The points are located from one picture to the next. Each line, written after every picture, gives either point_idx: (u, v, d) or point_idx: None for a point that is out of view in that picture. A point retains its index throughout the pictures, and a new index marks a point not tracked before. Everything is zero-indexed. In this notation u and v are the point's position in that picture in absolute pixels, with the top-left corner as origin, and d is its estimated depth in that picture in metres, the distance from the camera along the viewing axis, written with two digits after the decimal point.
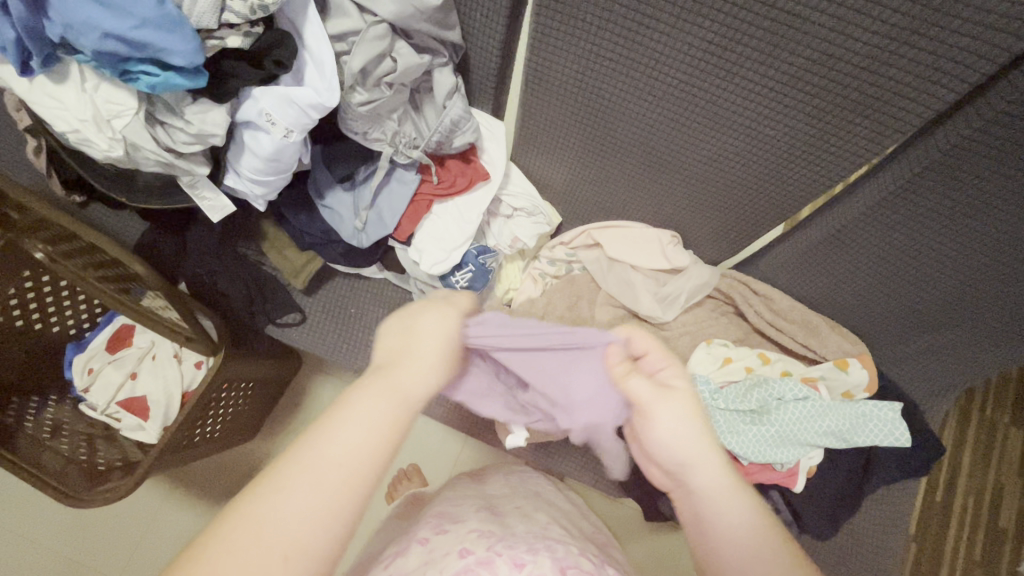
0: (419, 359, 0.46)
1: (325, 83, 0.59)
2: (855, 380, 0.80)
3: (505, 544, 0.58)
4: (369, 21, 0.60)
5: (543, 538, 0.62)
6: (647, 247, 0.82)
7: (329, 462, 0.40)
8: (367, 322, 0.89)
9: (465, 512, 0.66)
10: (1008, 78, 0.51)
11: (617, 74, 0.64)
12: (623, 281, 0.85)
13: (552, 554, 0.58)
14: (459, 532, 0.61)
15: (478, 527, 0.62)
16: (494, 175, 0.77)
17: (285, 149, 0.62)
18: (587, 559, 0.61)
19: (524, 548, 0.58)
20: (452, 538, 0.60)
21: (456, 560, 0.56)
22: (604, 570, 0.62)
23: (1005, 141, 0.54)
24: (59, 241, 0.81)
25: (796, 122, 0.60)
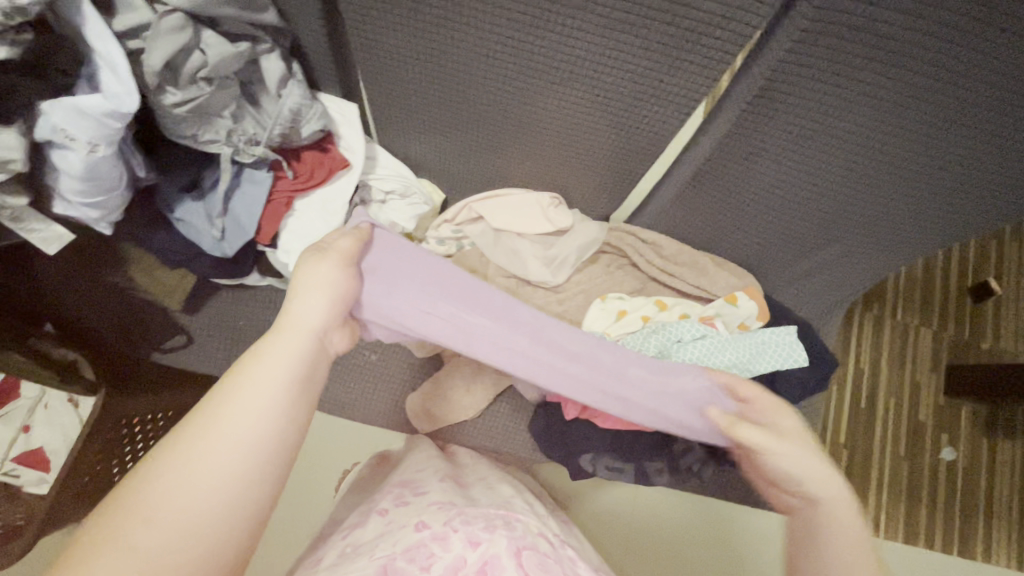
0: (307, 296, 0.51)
1: (122, 87, 0.53)
2: (745, 312, 0.82)
3: (463, 518, 0.57)
4: (160, 12, 0.54)
5: (504, 515, 0.61)
6: (533, 213, 0.81)
7: (239, 422, 0.43)
8: (259, 332, 0.85)
9: (429, 485, 0.67)
10: None
11: (448, 37, 0.61)
12: (512, 252, 0.82)
13: (508, 532, 0.57)
14: (420, 505, 0.61)
15: (439, 500, 0.62)
16: (354, 160, 0.74)
17: (99, 165, 0.56)
18: (545, 539, 0.60)
19: (481, 525, 0.57)
20: (413, 511, 0.60)
21: (411, 532, 0.55)
22: (562, 553, 0.59)
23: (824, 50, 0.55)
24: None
25: (632, 65, 0.60)
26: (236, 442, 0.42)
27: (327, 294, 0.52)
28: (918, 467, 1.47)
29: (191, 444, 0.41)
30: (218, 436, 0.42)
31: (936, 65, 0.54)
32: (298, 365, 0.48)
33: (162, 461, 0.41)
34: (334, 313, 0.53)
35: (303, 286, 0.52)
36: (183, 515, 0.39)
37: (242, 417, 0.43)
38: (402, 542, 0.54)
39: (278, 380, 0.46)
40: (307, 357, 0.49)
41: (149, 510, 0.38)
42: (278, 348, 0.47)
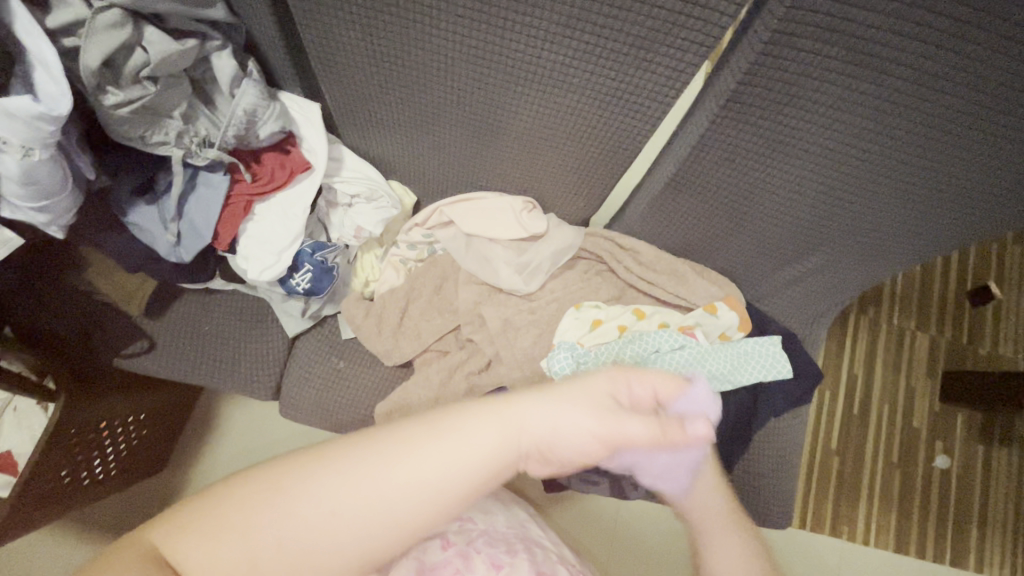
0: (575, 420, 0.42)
1: (54, 88, 0.51)
2: (725, 322, 0.79)
3: (485, 541, 0.60)
4: (95, 7, 0.51)
5: (523, 538, 0.64)
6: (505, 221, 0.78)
7: (358, 496, 0.37)
8: (224, 338, 0.83)
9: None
10: None
11: (404, 35, 0.58)
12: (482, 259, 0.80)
13: (528, 557, 0.60)
14: None
15: (461, 516, 0.63)
16: (317, 163, 0.71)
17: (36, 170, 0.54)
18: (564, 566, 0.62)
19: (503, 547, 0.60)
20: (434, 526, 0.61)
21: (438, 551, 0.58)
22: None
23: (801, 51, 0.51)
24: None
25: (596, 66, 0.57)
26: (428, 481, 0.38)
27: (575, 423, 0.42)
28: (911, 475, 1.44)
29: (303, 483, 0.37)
30: (406, 464, 0.38)
31: (917, 69, 0.51)
32: (469, 475, 0.39)
33: (300, 462, 0.38)
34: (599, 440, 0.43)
35: (560, 400, 0.42)
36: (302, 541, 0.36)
37: (462, 461, 0.39)
38: (430, 560, 0.57)
39: (422, 475, 0.38)
40: (602, 402, 0.43)
41: (266, 522, 0.36)
42: (469, 432, 0.40)
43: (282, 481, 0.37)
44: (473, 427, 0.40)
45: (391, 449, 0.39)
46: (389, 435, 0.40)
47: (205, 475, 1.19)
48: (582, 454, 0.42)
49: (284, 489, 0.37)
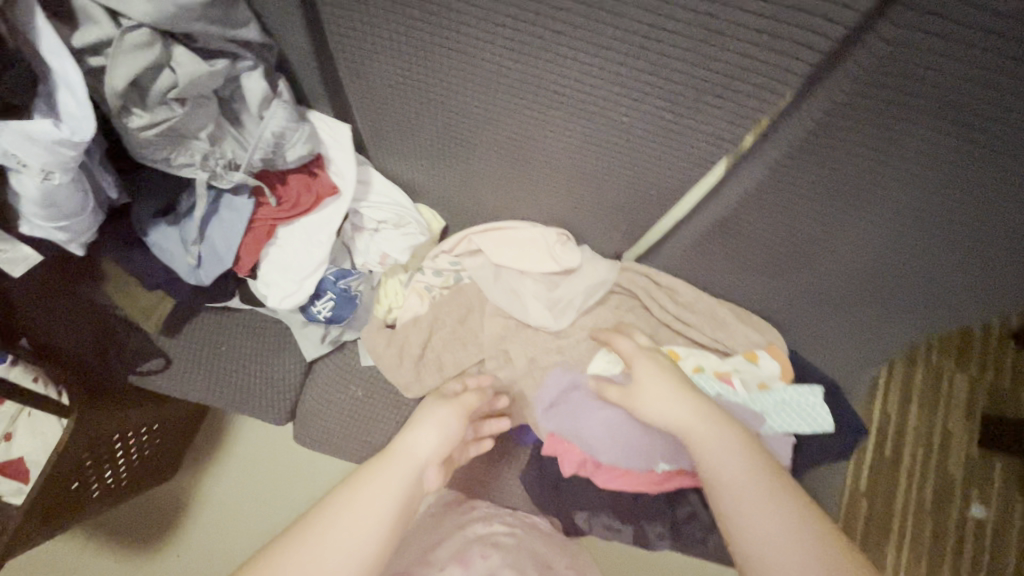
0: (425, 430, 0.64)
1: (78, 110, 0.48)
2: (766, 372, 0.75)
3: None
4: (124, 26, 0.48)
5: None
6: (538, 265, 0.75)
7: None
8: (240, 358, 0.80)
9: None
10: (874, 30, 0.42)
11: (441, 63, 0.55)
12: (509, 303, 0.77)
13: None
14: None
15: None
16: (345, 187, 0.67)
17: (56, 192, 0.52)
18: None
19: None
20: None
21: None
22: None
23: (881, 102, 0.46)
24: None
25: (649, 105, 0.53)
26: (341, 545, 0.54)
27: (433, 432, 0.64)
28: (944, 526, 1.36)
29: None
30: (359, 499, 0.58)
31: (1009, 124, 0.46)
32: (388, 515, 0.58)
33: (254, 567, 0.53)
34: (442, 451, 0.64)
35: (424, 419, 0.65)
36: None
37: (403, 466, 0.61)
38: None
39: (337, 541, 0.55)
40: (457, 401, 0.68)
41: None
42: (371, 494, 0.58)
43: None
44: (412, 445, 0.63)
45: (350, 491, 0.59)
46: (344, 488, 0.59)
47: (215, 485, 1.18)
48: (436, 455, 0.63)
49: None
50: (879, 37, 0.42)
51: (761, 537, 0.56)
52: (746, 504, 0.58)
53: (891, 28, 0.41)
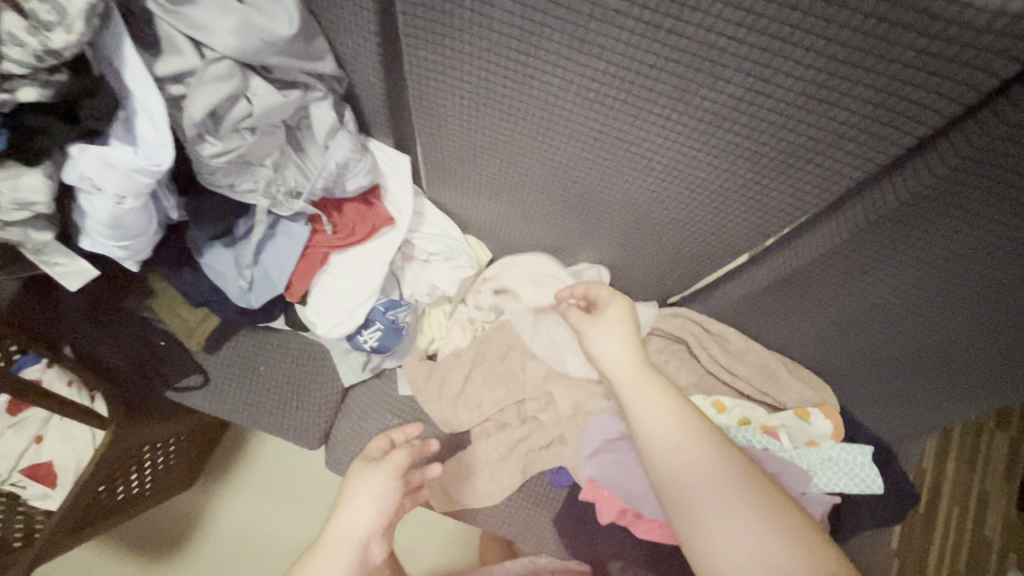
0: (356, 503, 0.62)
1: (158, 138, 0.48)
2: (817, 430, 0.72)
3: None
4: (208, 57, 0.48)
5: None
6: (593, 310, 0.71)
7: None
8: (277, 379, 0.79)
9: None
10: (988, 109, 0.40)
11: (514, 110, 0.54)
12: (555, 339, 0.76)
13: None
14: None
15: None
16: (401, 218, 0.68)
17: (125, 215, 0.52)
18: None
19: None
20: None
21: None
22: None
23: (982, 179, 0.44)
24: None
25: (731, 164, 0.51)
26: None
27: (369, 502, 0.62)
28: None
29: None
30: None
31: None
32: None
33: None
34: (380, 519, 0.62)
35: (353, 492, 0.63)
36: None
37: (345, 543, 0.60)
38: None
39: None
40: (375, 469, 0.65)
41: None
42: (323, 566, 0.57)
43: None
44: (352, 515, 0.61)
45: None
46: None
47: (233, 497, 1.18)
48: (371, 529, 0.61)
49: None
50: (998, 116, 0.39)
51: (676, 496, 0.57)
52: (695, 470, 0.57)
53: (1015, 111, 0.38)
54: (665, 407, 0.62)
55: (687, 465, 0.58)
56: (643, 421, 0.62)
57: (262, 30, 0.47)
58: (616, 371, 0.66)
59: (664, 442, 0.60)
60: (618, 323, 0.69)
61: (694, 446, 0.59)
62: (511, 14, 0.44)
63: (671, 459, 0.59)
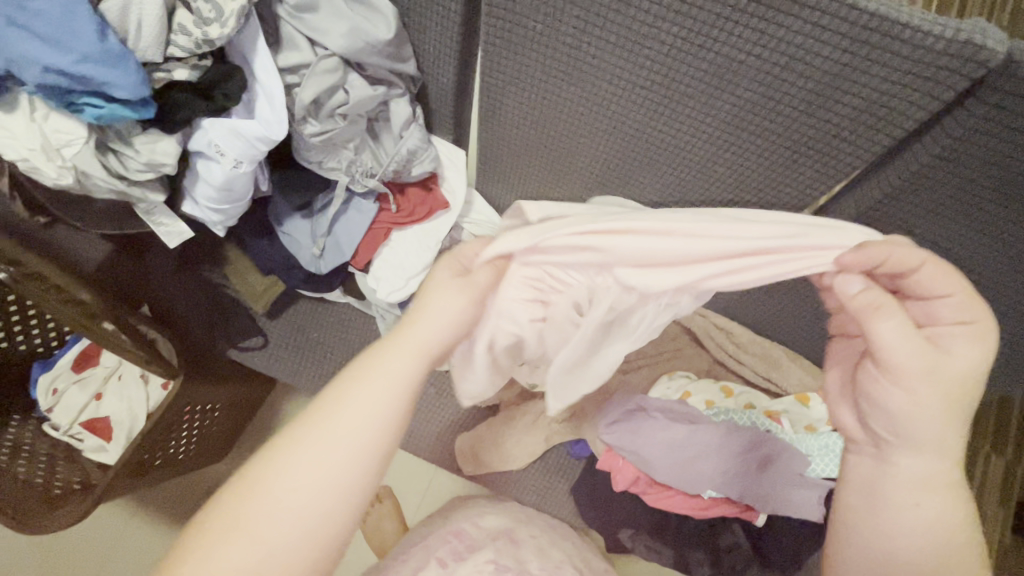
0: (434, 316, 0.47)
1: (275, 115, 0.59)
2: (815, 415, 0.80)
3: None
4: (320, 54, 0.60)
5: None
6: (611, 327, 0.55)
7: (299, 482, 0.40)
8: (328, 346, 0.88)
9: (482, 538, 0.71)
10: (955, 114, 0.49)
11: (565, 105, 0.64)
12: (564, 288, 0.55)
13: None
14: (476, 562, 0.66)
15: (495, 559, 0.66)
16: (454, 203, 0.78)
17: (236, 179, 0.62)
18: None
19: None
20: (470, 565, 0.65)
21: None
22: None
23: (956, 175, 0.53)
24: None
25: (749, 156, 0.60)
26: (343, 442, 0.41)
27: (445, 320, 0.47)
28: None
29: (269, 485, 0.40)
30: (329, 435, 0.41)
31: None
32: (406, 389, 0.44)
33: (252, 473, 0.41)
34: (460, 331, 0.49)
35: (430, 307, 0.47)
36: (271, 555, 0.39)
37: (377, 395, 0.43)
38: None
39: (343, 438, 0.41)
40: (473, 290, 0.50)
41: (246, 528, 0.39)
42: (386, 377, 0.44)
43: (235, 493, 0.40)
44: (395, 366, 0.44)
45: (308, 430, 0.42)
46: (302, 422, 0.42)
47: None
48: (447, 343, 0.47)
49: (236, 501, 0.40)
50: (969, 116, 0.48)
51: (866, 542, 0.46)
52: (915, 539, 0.45)
53: (977, 115, 0.48)
54: (932, 462, 0.45)
55: (906, 538, 0.45)
56: (896, 457, 0.46)
57: (367, 34, 0.59)
58: (909, 419, 0.44)
59: (901, 485, 0.46)
60: (937, 372, 0.43)
61: (928, 527, 0.45)
62: (576, 27, 0.55)
63: (900, 506, 0.45)
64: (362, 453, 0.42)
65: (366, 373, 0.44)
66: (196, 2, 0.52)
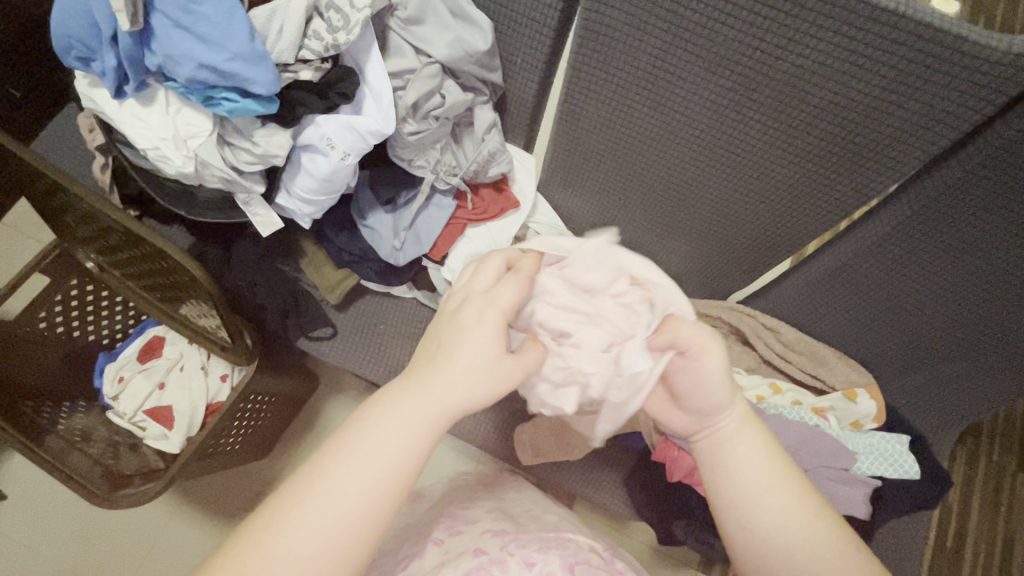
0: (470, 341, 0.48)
1: (382, 114, 0.66)
2: (863, 411, 0.85)
3: (518, 543, 0.54)
4: (424, 61, 0.67)
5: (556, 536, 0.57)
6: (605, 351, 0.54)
7: (347, 491, 0.42)
8: (393, 338, 0.93)
9: (477, 513, 0.62)
10: (1005, 118, 0.55)
11: (640, 114, 0.71)
12: (598, 319, 0.54)
13: (560, 551, 0.54)
14: (473, 533, 0.57)
15: (491, 527, 0.57)
16: (523, 203, 0.85)
17: (340, 171, 0.69)
18: (598, 555, 0.56)
19: (536, 547, 0.54)
20: (467, 538, 0.56)
21: (470, 559, 0.52)
22: (612, 567, 0.55)
23: (1007, 174, 0.58)
24: (98, 224, 0.79)
25: (808, 162, 0.67)
26: (384, 457, 0.43)
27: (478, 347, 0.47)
28: None
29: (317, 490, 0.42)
30: (323, 497, 0.41)
31: None
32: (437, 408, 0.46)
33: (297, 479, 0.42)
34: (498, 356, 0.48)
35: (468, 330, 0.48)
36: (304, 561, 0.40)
37: (382, 461, 0.43)
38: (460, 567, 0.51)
39: (390, 444, 0.44)
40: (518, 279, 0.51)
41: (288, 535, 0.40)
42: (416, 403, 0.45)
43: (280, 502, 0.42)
44: (423, 399, 0.46)
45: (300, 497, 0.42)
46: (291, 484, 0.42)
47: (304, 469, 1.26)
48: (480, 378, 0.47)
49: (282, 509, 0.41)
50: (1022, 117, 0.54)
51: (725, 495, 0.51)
52: (750, 483, 0.50)
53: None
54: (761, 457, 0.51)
55: (754, 496, 0.50)
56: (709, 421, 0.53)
57: (467, 45, 0.66)
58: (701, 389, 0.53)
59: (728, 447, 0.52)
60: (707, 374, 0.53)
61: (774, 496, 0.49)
62: (663, 40, 0.62)
63: (732, 460, 0.51)
64: (359, 509, 0.42)
65: (370, 437, 0.44)
66: (328, 13, 0.60)
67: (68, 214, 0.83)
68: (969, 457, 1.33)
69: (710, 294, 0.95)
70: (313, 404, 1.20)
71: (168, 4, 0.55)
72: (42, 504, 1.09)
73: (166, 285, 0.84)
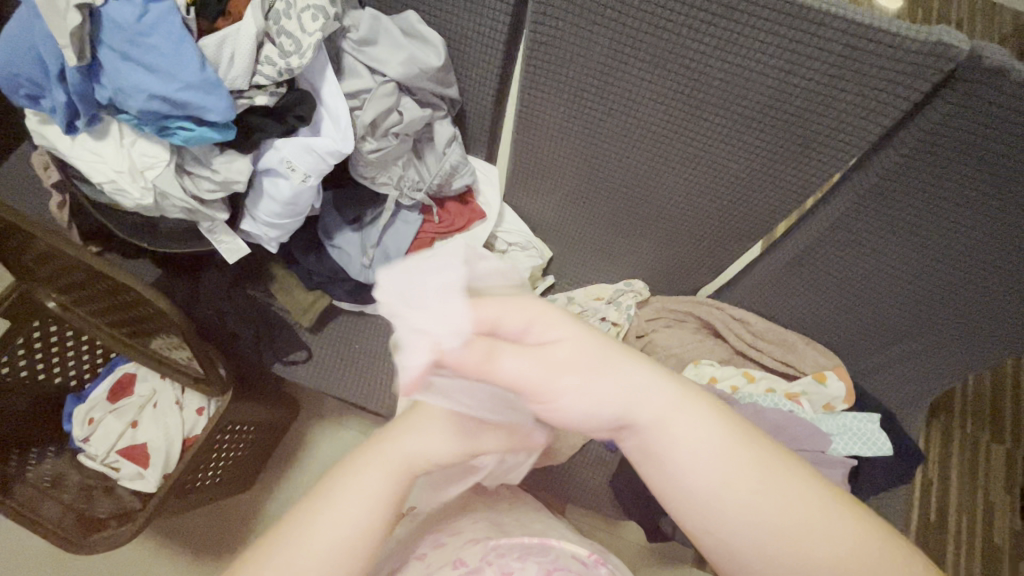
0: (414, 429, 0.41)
1: (340, 134, 0.67)
2: (833, 392, 0.86)
3: (498, 552, 0.51)
4: (379, 80, 0.68)
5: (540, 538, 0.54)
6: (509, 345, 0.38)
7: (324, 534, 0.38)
8: (370, 356, 0.92)
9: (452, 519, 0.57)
10: (934, 102, 0.58)
11: (596, 118, 0.72)
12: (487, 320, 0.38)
13: (539, 558, 0.50)
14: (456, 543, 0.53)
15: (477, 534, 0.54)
16: (490, 214, 0.87)
17: (302, 193, 0.69)
18: (579, 560, 0.52)
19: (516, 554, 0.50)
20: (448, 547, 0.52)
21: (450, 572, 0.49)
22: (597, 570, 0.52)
23: (944, 153, 0.61)
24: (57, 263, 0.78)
25: (759, 155, 0.69)
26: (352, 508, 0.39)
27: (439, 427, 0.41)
28: None
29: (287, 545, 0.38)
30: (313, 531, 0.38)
31: None
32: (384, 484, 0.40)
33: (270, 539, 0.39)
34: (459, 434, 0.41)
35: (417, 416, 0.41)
36: None
37: (353, 508, 0.39)
38: None
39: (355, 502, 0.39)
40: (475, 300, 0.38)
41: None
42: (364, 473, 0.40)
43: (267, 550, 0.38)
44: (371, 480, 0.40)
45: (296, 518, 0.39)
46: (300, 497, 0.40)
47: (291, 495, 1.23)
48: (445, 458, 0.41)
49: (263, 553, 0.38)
50: (954, 92, 0.56)
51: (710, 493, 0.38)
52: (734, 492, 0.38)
53: (951, 101, 0.57)
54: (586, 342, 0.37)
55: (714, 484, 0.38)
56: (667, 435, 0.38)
57: (420, 62, 0.68)
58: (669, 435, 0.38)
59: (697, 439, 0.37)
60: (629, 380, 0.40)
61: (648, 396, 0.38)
62: (609, 46, 0.64)
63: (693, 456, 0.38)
64: (345, 530, 0.38)
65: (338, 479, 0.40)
66: (280, 38, 0.61)
67: (26, 254, 0.81)
68: (944, 431, 1.37)
69: (681, 290, 0.97)
70: (293, 430, 1.19)
71: (115, 37, 0.55)
72: (15, 557, 1.04)
73: (132, 318, 0.82)
